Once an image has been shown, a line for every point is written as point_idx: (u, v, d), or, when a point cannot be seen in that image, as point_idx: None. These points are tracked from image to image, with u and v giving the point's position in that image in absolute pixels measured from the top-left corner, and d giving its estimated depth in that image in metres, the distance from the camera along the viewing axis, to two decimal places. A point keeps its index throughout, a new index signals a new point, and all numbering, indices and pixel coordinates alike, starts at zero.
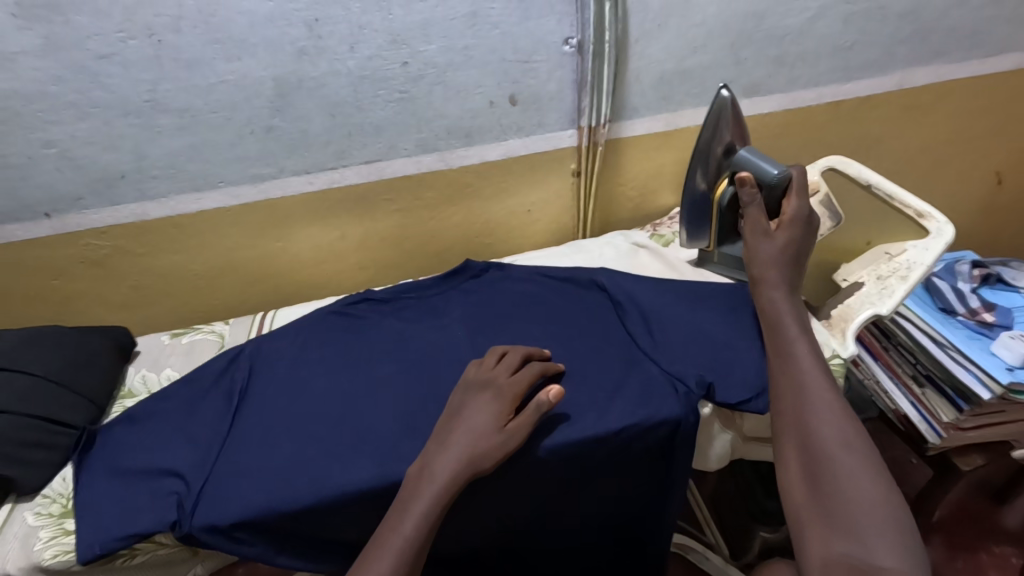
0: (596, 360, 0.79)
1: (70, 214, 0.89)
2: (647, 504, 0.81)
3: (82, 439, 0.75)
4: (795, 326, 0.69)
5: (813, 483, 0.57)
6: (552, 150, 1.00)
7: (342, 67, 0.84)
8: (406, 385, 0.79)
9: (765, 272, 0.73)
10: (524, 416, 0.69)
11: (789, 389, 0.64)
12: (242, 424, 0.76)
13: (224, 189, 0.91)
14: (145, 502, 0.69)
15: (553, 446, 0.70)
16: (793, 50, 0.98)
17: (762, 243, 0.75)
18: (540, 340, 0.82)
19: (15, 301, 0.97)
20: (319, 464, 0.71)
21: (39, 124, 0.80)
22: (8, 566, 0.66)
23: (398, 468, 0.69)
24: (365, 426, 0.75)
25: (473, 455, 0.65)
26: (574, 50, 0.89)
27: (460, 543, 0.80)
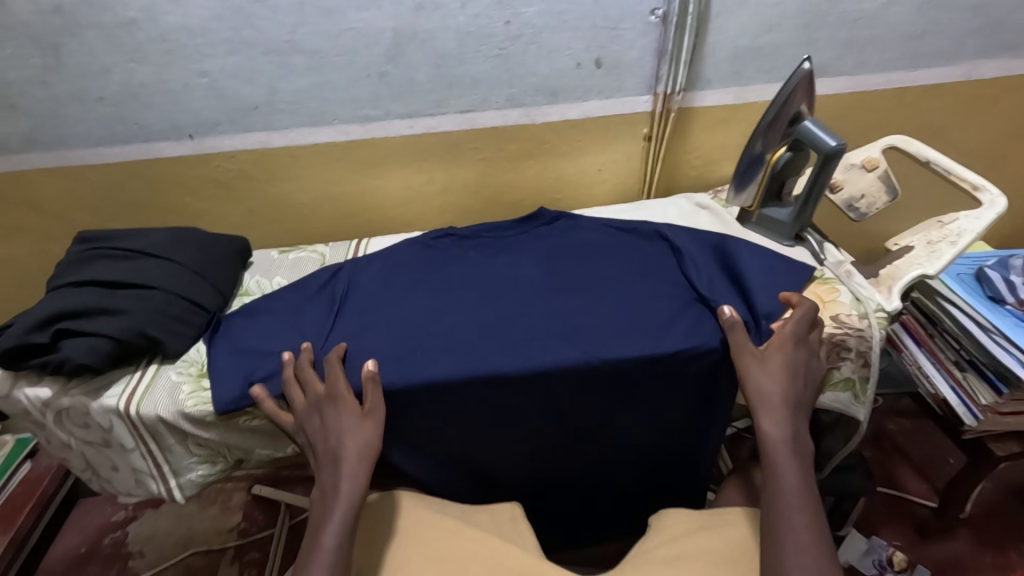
0: (656, 295, 0.87)
1: (208, 138, 1.03)
2: (686, 435, 0.90)
3: (213, 320, 0.89)
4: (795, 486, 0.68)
5: None
6: (627, 114, 1.08)
7: (452, 22, 0.95)
8: (483, 302, 0.89)
9: (766, 415, 0.72)
10: (365, 429, 0.74)
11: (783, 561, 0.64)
12: (342, 321, 0.87)
13: (337, 126, 1.04)
14: (263, 371, 0.81)
15: (617, 361, 0.79)
16: (864, 34, 1.04)
17: (763, 375, 0.74)
18: (606, 277, 0.92)
19: (149, 214, 1.12)
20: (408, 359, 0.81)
21: (197, 56, 0.95)
22: (159, 410, 0.79)
23: (477, 361, 0.79)
24: (447, 329, 0.85)
25: (355, 493, 0.70)
26: (659, 21, 0.98)
27: (510, 459, 0.90)
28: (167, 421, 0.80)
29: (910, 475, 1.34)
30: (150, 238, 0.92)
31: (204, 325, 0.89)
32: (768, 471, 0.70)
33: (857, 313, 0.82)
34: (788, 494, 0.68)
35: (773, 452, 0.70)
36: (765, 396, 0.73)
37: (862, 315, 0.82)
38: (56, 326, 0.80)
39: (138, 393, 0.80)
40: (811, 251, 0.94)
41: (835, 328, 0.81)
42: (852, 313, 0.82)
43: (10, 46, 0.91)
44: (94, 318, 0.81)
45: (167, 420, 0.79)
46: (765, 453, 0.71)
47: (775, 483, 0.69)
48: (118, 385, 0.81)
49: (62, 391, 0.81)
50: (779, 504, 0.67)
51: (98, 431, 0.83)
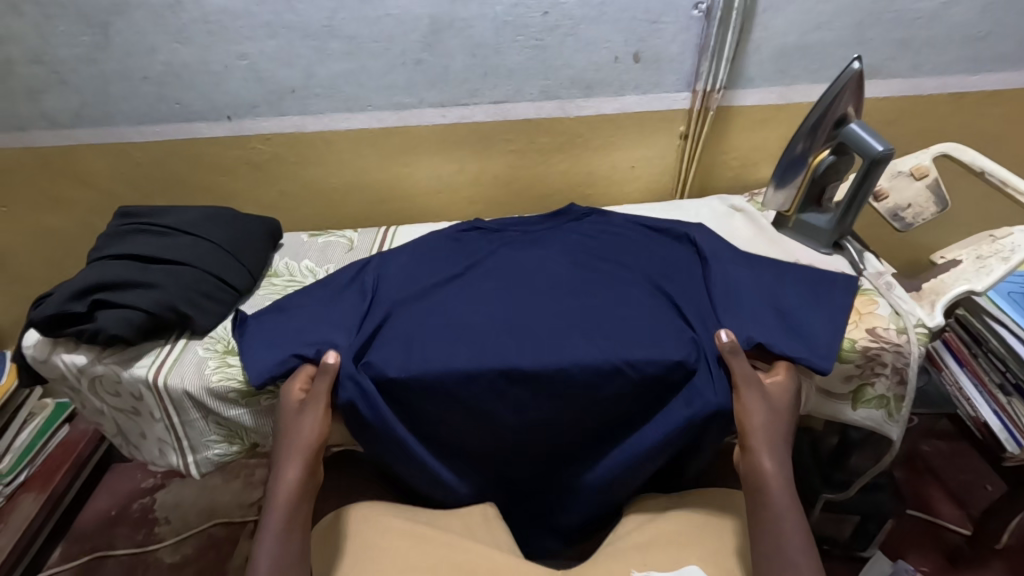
0: (685, 300, 0.84)
1: (245, 119, 1.05)
2: (696, 453, 0.83)
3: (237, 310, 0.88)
4: (797, 533, 0.65)
5: None
6: (664, 110, 1.06)
7: (490, 11, 0.95)
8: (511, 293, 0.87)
9: (759, 454, 0.69)
10: (307, 428, 0.75)
11: None
12: (378, 304, 0.87)
13: (370, 112, 1.05)
14: (293, 345, 0.82)
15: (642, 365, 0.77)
16: (920, 35, 0.98)
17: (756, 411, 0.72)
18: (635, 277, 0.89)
19: (186, 192, 1.14)
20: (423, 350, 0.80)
21: (238, 38, 0.96)
22: (185, 383, 0.81)
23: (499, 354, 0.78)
24: (476, 316, 0.83)
25: (292, 496, 0.70)
26: (702, 15, 0.96)
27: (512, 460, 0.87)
28: (192, 395, 0.81)
29: (943, 500, 1.28)
30: (186, 215, 0.94)
31: (232, 304, 0.91)
32: (766, 517, 0.67)
33: (894, 328, 0.78)
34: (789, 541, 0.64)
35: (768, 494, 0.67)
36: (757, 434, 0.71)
37: (901, 331, 0.78)
38: (92, 296, 0.83)
39: (167, 365, 0.82)
40: (849, 259, 0.90)
41: (870, 342, 0.77)
42: (890, 328, 0.78)
43: (63, 24, 0.95)
44: (128, 290, 0.84)
45: (192, 394, 0.81)
46: (759, 491, 0.68)
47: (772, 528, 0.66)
48: (148, 357, 0.84)
49: (95, 359, 0.84)
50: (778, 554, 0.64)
51: (127, 400, 0.85)
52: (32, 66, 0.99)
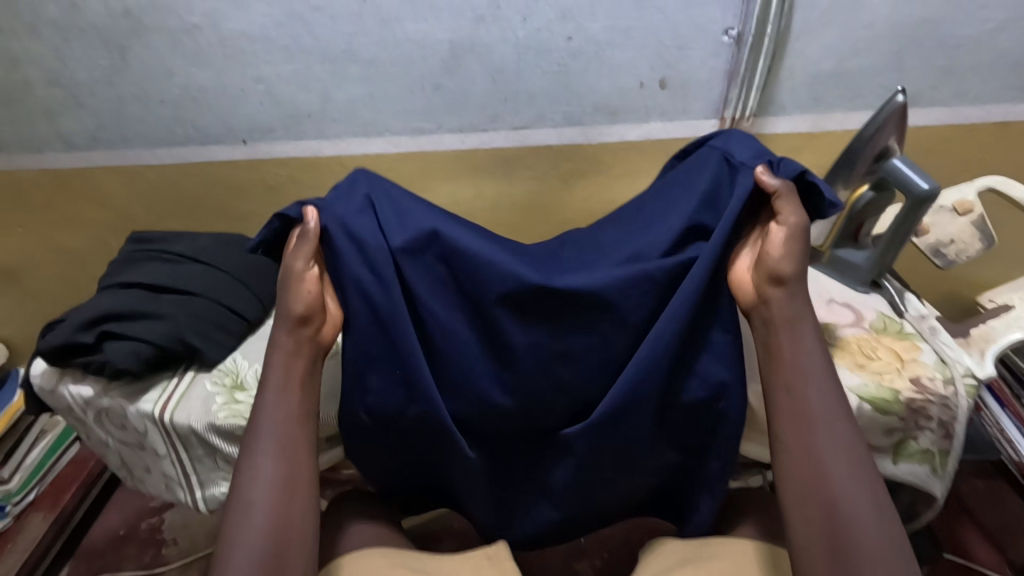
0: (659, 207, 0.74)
1: (261, 143, 1.03)
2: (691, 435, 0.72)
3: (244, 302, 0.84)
4: (817, 393, 0.61)
5: None
6: (691, 138, 1.02)
7: (512, 36, 0.92)
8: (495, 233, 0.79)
9: (777, 314, 0.65)
10: (299, 298, 0.65)
11: (803, 469, 0.59)
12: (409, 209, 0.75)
13: (387, 137, 1.02)
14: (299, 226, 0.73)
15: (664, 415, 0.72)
16: (963, 62, 0.94)
17: (795, 273, 0.65)
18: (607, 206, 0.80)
19: (200, 214, 1.12)
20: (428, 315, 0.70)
21: (256, 62, 0.95)
22: (191, 420, 0.78)
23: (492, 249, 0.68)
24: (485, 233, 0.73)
25: (288, 375, 0.64)
26: (732, 41, 0.92)
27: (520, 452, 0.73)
28: (198, 433, 0.79)
29: None
30: (199, 243, 0.92)
31: (242, 334, 0.88)
32: (789, 367, 0.63)
33: (941, 378, 0.73)
34: (817, 427, 0.60)
35: (801, 374, 0.62)
36: (793, 307, 0.65)
37: (948, 381, 0.73)
38: (101, 328, 0.80)
39: (173, 400, 0.80)
40: (889, 299, 0.85)
41: (915, 393, 0.72)
42: (937, 377, 0.73)
43: (81, 47, 0.93)
44: (138, 322, 0.81)
45: (198, 431, 0.78)
46: (777, 342, 0.64)
47: (805, 412, 0.61)
48: (155, 391, 0.81)
49: (102, 391, 0.82)
50: (800, 413, 0.61)
51: (133, 434, 0.83)
52: (49, 88, 0.98)
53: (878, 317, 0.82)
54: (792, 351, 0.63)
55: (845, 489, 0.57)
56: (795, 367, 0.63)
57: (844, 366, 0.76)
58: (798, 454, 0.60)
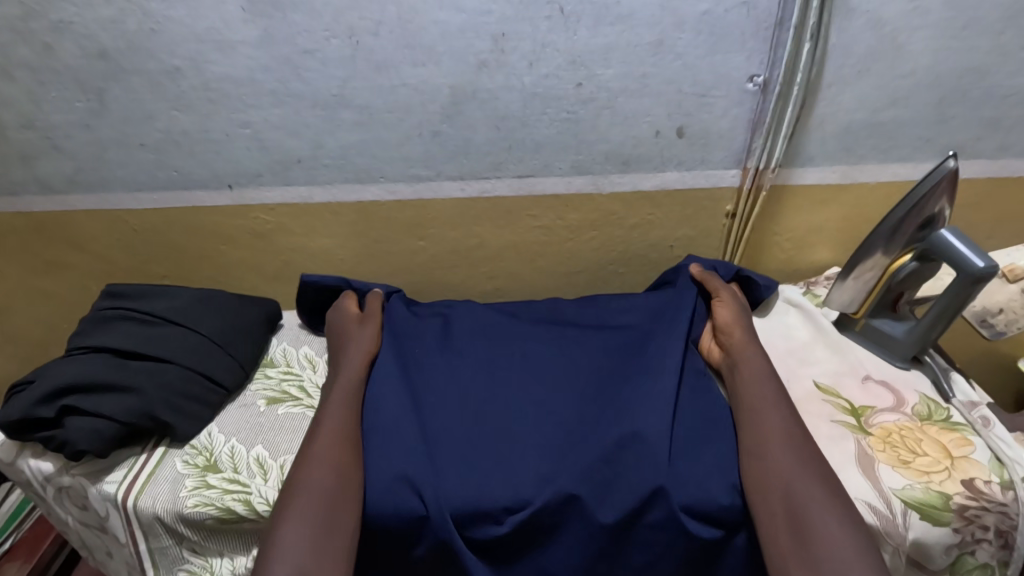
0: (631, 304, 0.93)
1: (248, 188, 0.97)
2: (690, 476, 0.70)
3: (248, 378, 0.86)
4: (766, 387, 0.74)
5: (796, 532, 0.60)
6: (710, 188, 0.94)
7: (517, 82, 0.85)
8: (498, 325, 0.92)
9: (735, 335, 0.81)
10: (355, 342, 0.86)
11: (752, 447, 0.69)
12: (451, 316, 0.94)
13: (382, 184, 0.95)
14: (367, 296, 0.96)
15: (687, 505, 0.68)
16: (1012, 113, 0.86)
17: (733, 321, 0.83)
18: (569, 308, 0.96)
19: (185, 260, 1.06)
20: (442, 374, 0.83)
21: (243, 106, 0.88)
22: (156, 506, 0.71)
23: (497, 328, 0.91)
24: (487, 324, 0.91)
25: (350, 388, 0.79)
26: (757, 88, 0.84)
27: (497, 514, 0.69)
28: (164, 521, 0.71)
29: None
30: (175, 301, 0.86)
31: (218, 404, 0.81)
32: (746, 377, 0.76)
33: (998, 481, 0.64)
34: (768, 426, 0.70)
35: (751, 387, 0.74)
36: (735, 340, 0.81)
37: (1006, 485, 0.64)
38: (61, 401, 0.73)
39: (138, 483, 0.72)
40: (933, 379, 0.77)
41: (969, 499, 0.63)
42: (993, 481, 0.64)
43: (56, 90, 0.87)
44: (103, 394, 0.74)
45: (163, 519, 0.71)
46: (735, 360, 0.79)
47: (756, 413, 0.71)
48: (119, 470, 0.74)
49: (63, 469, 0.75)
50: (753, 401, 0.73)
51: (95, 515, 0.76)
52: (24, 131, 0.92)
53: (916, 396, 0.74)
54: (741, 372, 0.77)
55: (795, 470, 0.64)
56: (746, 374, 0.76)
57: (885, 462, 0.67)
58: (753, 451, 0.68)
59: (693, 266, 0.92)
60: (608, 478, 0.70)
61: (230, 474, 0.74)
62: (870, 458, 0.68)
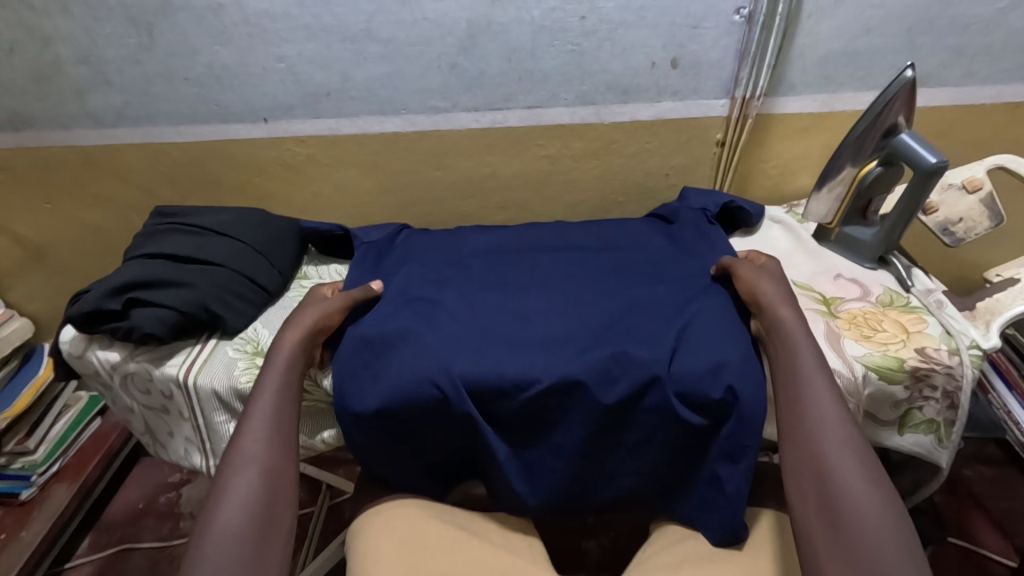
0: (629, 232, 1.04)
1: (281, 121, 1.06)
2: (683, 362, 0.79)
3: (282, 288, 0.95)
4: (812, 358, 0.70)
5: (831, 518, 0.59)
6: (702, 118, 1.03)
7: (527, 16, 0.94)
8: (505, 252, 1.02)
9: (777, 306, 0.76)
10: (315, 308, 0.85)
11: (795, 425, 0.67)
12: (459, 237, 1.06)
13: (403, 116, 1.04)
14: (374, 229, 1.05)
15: (682, 393, 0.78)
16: (976, 41, 0.94)
17: (764, 281, 0.81)
18: (575, 232, 1.05)
19: (221, 192, 1.15)
20: (440, 291, 0.91)
21: (277, 41, 0.97)
22: (214, 383, 0.81)
23: (498, 280, 0.95)
24: (493, 247, 1.02)
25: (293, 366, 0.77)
26: (744, 20, 0.93)
27: (510, 393, 0.78)
28: (221, 397, 0.82)
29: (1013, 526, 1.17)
30: (219, 216, 0.95)
31: (261, 304, 0.91)
32: (787, 349, 0.72)
33: (946, 348, 0.74)
34: (811, 402, 0.67)
35: (792, 362, 0.71)
36: (774, 306, 0.77)
37: (953, 351, 0.74)
38: (127, 294, 0.83)
39: (197, 365, 0.83)
40: (897, 274, 0.86)
41: (919, 362, 0.73)
42: (941, 348, 0.74)
43: (109, 26, 0.96)
44: (163, 289, 0.84)
45: (221, 395, 0.81)
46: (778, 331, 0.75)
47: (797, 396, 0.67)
48: (179, 355, 0.84)
49: (129, 356, 0.85)
50: (796, 374, 0.70)
51: (159, 398, 0.86)
52: (78, 66, 1.01)
53: (879, 288, 0.84)
54: (780, 342, 0.74)
55: (838, 463, 0.62)
56: (792, 347, 0.72)
57: (849, 337, 0.77)
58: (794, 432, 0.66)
59: (717, 266, 0.90)
60: (612, 372, 0.78)
61: None
62: (837, 335, 0.78)
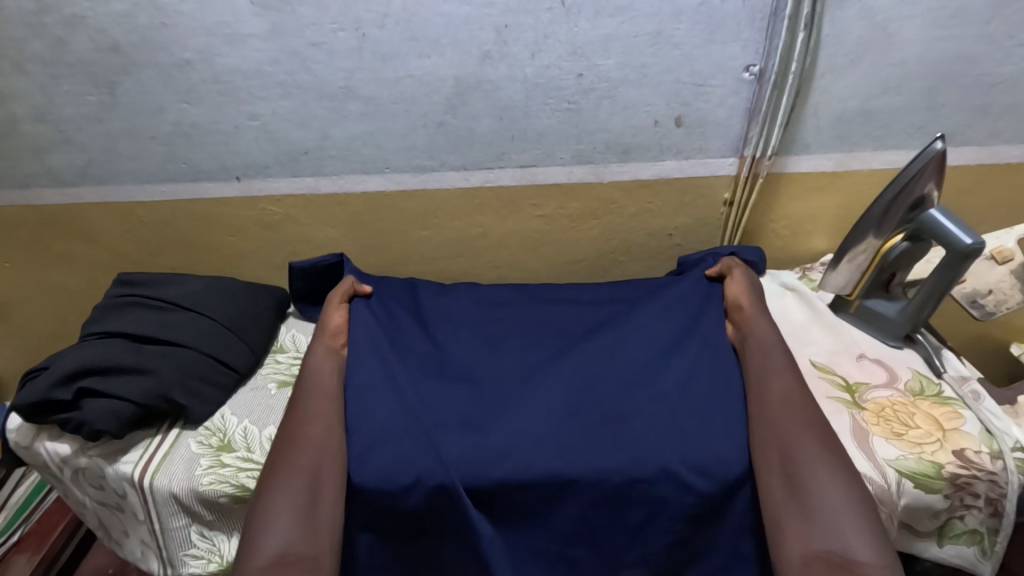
0: (634, 291, 0.96)
1: (257, 179, 0.99)
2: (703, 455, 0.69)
3: (254, 366, 0.87)
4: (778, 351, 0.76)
5: (791, 482, 0.64)
6: (708, 176, 0.97)
7: (520, 73, 0.87)
8: (507, 307, 0.95)
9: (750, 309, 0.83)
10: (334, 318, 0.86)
11: (758, 405, 0.72)
12: (457, 290, 0.98)
13: (389, 174, 0.97)
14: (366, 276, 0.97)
15: (695, 469, 0.69)
16: (1000, 101, 0.88)
17: (745, 291, 0.86)
18: (577, 294, 0.97)
19: (192, 251, 1.07)
20: (441, 368, 0.83)
21: (251, 98, 0.90)
22: (173, 485, 0.73)
23: (503, 341, 0.88)
24: (496, 303, 0.96)
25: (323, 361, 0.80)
26: (753, 78, 0.87)
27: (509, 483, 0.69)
28: (180, 499, 0.73)
29: None
30: (186, 288, 0.88)
31: (231, 387, 0.83)
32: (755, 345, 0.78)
33: (988, 451, 0.67)
34: (773, 388, 0.72)
35: (761, 356, 0.77)
36: (748, 313, 0.83)
37: (996, 455, 0.67)
38: (77, 383, 0.75)
39: (154, 462, 0.74)
40: (926, 356, 0.79)
41: (959, 468, 0.66)
42: (983, 451, 0.67)
43: (70, 83, 0.89)
44: (120, 376, 0.76)
45: (180, 497, 0.73)
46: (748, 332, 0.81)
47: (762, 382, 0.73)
48: (135, 451, 0.76)
49: (79, 450, 0.77)
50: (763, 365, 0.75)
51: (112, 495, 0.78)
52: (38, 124, 0.94)
53: (908, 373, 0.77)
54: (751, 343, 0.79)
55: (795, 433, 0.67)
56: (762, 343, 0.78)
57: (879, 435, 0.69)
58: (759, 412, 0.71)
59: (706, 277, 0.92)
60: (611, 442, 0.71)
61: (245, 454, 0.76)
62: (865, 431, 0.70)
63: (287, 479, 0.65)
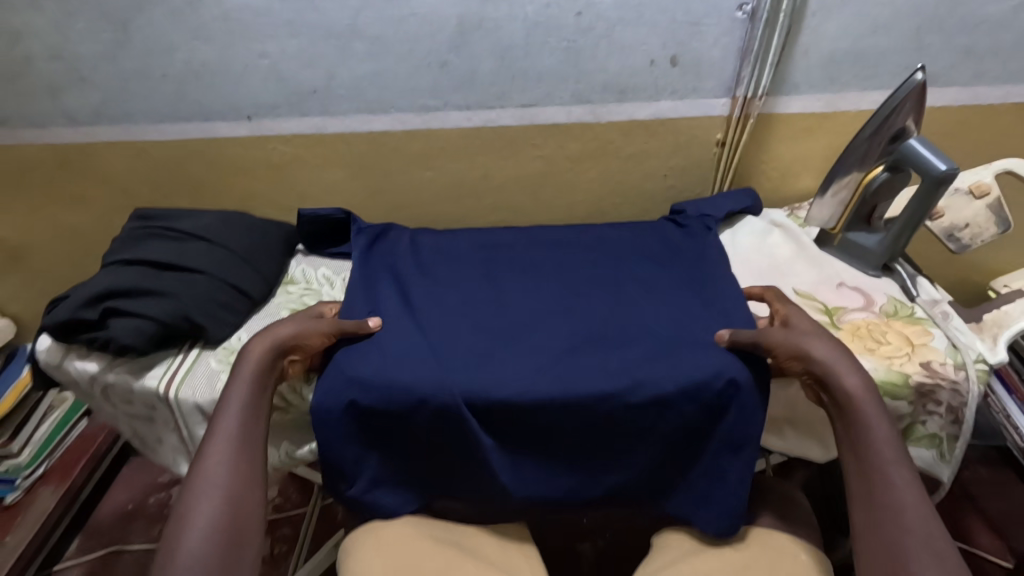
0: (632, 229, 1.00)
1: (266, 119, 1.02)
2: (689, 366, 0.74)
3: (268, 295, 0.92)
4: (886, 434, 0.64)
5: None
6: (701, 118, 1.00)
7: (521, 12, 0.90)
8: (506, 246, 0.99)
9: (831, 372, 0.68)
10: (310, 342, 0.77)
11: (874, 513, 0.60)
12: (461, 232, 1.03)
13: (393, 114, 1.00)
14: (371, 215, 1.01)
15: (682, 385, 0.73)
16: (984, 42, 0.91)
17: (818, 344, 0.71)
18: (576, 231, 1.02)
19: (204, 192, 1.11)
20: (443, 296, 0.88)
21: (259, 37, 0.93)
22: (197, 396, 0.78)
23: (501, 271, 0.93)
24: (500, 242, 0.99)
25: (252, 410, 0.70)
26: (746, 17, 0.90)
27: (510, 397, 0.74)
28: (204, 410, 0.79)
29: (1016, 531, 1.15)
30: (201, 220, 0.92)
31: (246, 313, 0.88)
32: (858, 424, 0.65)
33: (952, 362, 0.72)
34: (895, 494, 0.60)
35: (867, 441, 0.64)
36: (834, 373, 0.68)
37: (959, 365, 0.72)
38: (105, 303, 0.80)
39: (179, 376, 0.80)
40: (902, 284, 0.84)
41: (924, 377, 0.71)
42: (947, 362, 0.72)
43: (84, 21, 0.92)
44: (143, 298, 0.81)
45: (204, 407, 0.78)
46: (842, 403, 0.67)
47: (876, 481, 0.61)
48: (159, 367, 0.81)
49: (108, 367, 0.82)
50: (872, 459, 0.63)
51: (139, 408, 0.83)
52: (53, 63, 0.96)
53: (884, 298, 0.82)
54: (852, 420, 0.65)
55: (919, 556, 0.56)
56: (861, 422, 0.65)
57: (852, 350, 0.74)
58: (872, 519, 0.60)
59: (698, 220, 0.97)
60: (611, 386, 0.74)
61: None
62: None
63: (193, 547, 0.59)
